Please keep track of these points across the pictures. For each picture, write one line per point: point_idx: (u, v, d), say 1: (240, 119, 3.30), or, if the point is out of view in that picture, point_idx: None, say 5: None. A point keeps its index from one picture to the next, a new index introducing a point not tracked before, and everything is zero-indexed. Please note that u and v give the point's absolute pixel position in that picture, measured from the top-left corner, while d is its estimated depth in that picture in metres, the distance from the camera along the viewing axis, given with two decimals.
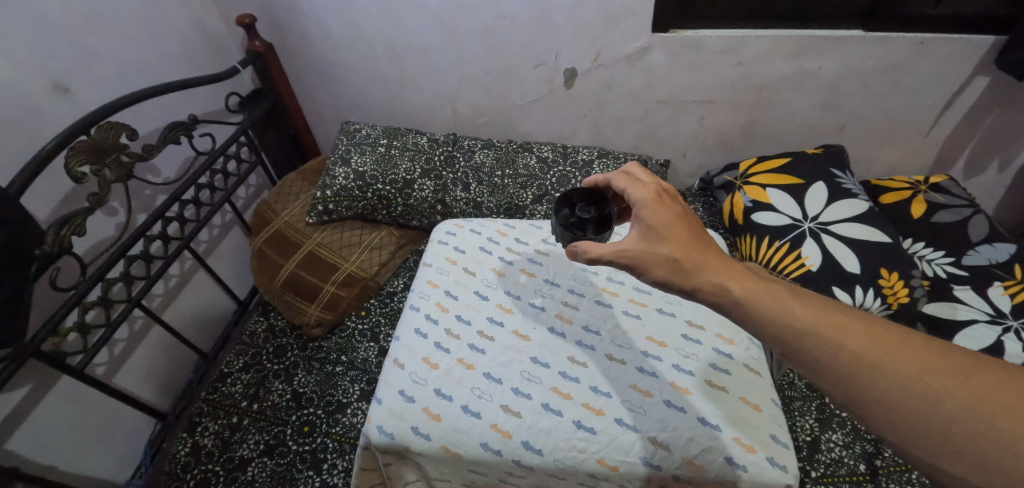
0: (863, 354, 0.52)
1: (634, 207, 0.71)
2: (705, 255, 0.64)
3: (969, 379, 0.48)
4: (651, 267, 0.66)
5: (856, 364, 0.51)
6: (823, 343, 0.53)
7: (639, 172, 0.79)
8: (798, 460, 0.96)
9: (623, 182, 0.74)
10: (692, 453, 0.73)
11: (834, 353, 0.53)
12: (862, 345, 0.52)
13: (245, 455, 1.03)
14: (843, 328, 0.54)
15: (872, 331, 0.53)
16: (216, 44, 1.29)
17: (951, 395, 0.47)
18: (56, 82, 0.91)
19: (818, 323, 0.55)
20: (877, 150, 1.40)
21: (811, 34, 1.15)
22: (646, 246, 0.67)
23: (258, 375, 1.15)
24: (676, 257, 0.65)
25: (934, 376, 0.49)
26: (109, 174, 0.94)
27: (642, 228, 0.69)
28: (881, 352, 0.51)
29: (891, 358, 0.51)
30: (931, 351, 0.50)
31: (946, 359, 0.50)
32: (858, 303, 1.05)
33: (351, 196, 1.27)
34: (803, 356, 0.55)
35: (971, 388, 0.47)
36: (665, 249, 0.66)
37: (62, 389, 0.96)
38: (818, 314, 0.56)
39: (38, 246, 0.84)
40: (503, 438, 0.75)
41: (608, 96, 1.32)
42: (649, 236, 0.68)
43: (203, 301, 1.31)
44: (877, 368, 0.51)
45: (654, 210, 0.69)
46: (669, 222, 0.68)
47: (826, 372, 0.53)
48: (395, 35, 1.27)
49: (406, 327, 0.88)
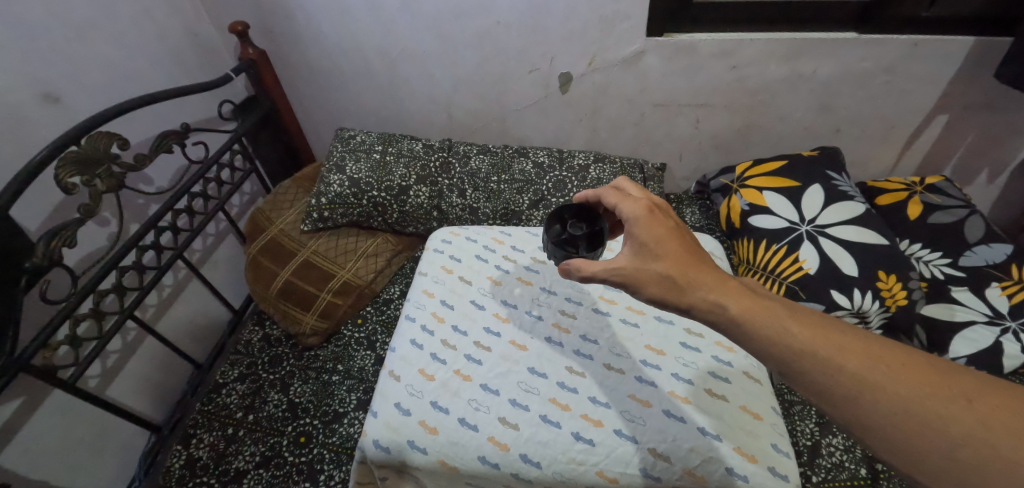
0: (864, 375, 0.51)
1: (625, 223, 0.71)
2: (698, 272, 0.64)
3: (971, 402, 0.47)
4: (645, 286, 0.66)
5: (856, 385, 0.51)
6: (821, 364, 0.53)
7: (631, 188, 0.78)
8: (798, 466, 0.96)
9: (614, 198, 0.73)
10: (693, 464, 0.73)
11: (833, 375, 0.52)
12: (861, 366, 0.51)
13: (241, 467, 1.02)
14: (841, 347, 0.53)
15: (871, 351, 0.52)
16: (208, 51, 1.28)
17: (956, 420, 0.47)
18: (46, 91, 0.90)
19: (815, 343, 0.54)
20: (873, 152, 1.40)
21: (806, 36, 1.15)
22: (639, 263, 0.67)
23: (253, 386, 1.13)
24: (669, 274, 0.64)
25: (936, 398, 0.48)
26: (100, 184, 0.93)
27: (634, 245, 0.68)
28: (882, 374, 0.51)
29: (891, 380, 0.50)
30: (931, 371, 0.50)
31: (948, 381, 0.49)
32: (856, 305, 1.04)
33: (346, 204, 1.26)
34: (803, 378, 0.54)
35: (974, 411, 0.47)
36: (658, 267, 0.65)
37: (54, 403, 0.94)
38: (816, 333, 0.55)
39: (27, 259, 0.82)
40: (501, 451, 0.74)
41: (603, 100, 1.32)
42: (642, 254, 0.67)
43: (197, 311, 1.30)
44: (879, 391, 0.50)
45: (647, 226, 0.68)
46: (662, 238, 0.67)
47: (825, 393, 0.52)
48: (390, 42, 1.26)
49: (402, 338, 0.87)
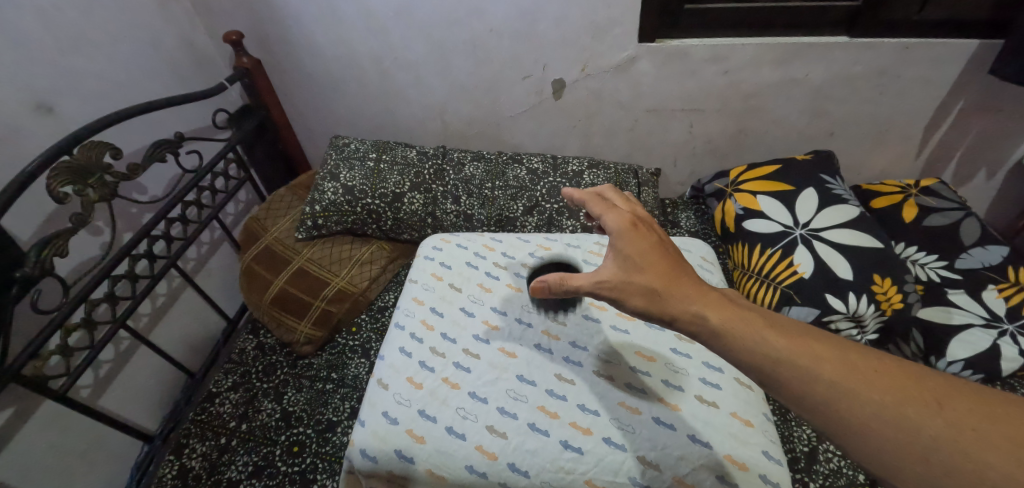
0: (839, 382, 0.51)
1: (609, 235, 0.71)
2: (682, 284, 0.64)
3: (943, 407, 0.47)
4: (631, 297, 0.65)
5: (831, 393, 0.50)
6: (798, 373, 0.52)
7: (615, 198, 0.79)
8: (796, 472, 0.95)
9: (599, 210, 0.74)
10: (683, 472, 0.72)
11: (809, 383, 0.52)
12: (837, 373, 0.51)
13: (234, 476, 1.00)
14: (817, 355, 0.53)
15: (845, 359, 0.52)
16: (202, 61, 1.28)
17: (929, 426, 0.46)
18: (39, 101, 0.90)
19: (792, 352, 0.54)
20: (866, 155, 1.41)
21: (797, 41, 1.15)
22: (624, 275, 0.67)
23: (247, 395, 1.13)
24: (654, 286, 0.65)
25: (909, 404, 0.48)
26: (92, 194, 0.92)
27: (619, 257, 0.69)
28: (856, 381, 0.50)
29: (866, 385, 0.50)
30: (905, 376, 0.50)
31: (921, 385, 0.49)
32: (852, 310, 1.03)
33: (341, 211, 1.26)
34: (783, 387, 0.53)
35: (946, 416, 0.46)
36: (644, 279, 0.66)
37: (45, 412, 0.94)
38: (792, 342, 0.55)
39: (17, 268, 0.82)
40: (488, 460, 0.73)
41: (597, 106, 1.32)
42: (627, 266, 0.68)
43: (190, 320, 1.29)
44: (854, 398, 0.49)
45: (630, 241, 0.69)
46: (646, 252, 0.68)
47: (803, 401, 0.52)
48: (383, 50, 1.27)
49: (391, 347, 0.87)
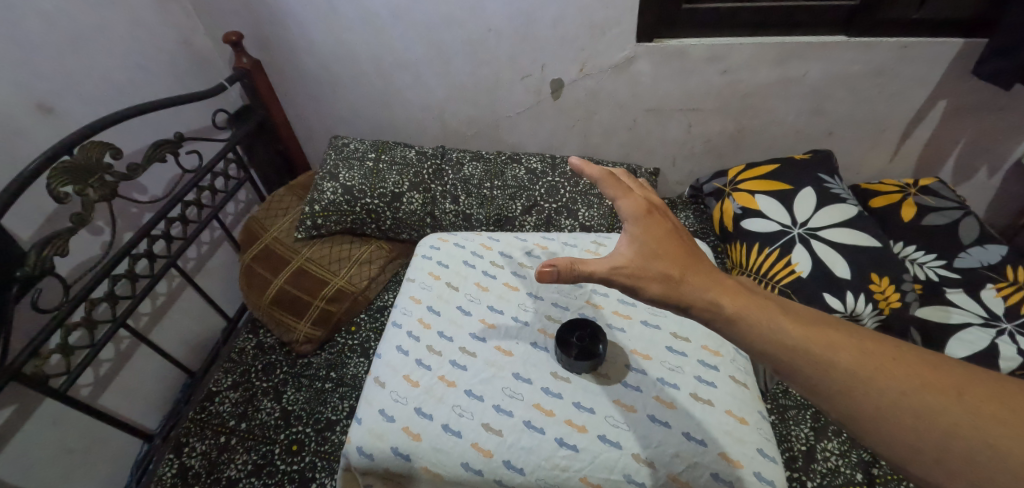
0: (855, 370, 0.51)
1: (625, 220, 0.70)
2: (696, 273, 0.64)
3: (961, 395, 0.47)
4: (648, 284, 0.64)
5: (847, 381, 0.50)
6: (815, 362, 0.52)
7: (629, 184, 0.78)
8: (794, 471, 0.95)
9: (615, 191, 0.71)
10: (678, 469, 0.73)
11: (825, 371, 0.52)
12: (854, 361, 0.51)
13: (233, 475, 1.01)
14: (833, 344, 0.53)
15: (861, 347, 0.52)
16: (202, 61, 1.29)
17: (948, 413, 0.47)
18: (40, 102, 0.91)
19: (809, 340, 0.54)
20: (865, 154, 1.41)
21: (795, 40, 1.15)
22: (640, 262, 0.65)
23: (246, 394, 1.13)
24: (671, 272, 0.64)
25: (927, 392, 0.48)
26: (93, 194, 0.92)
27: (635, 244, 0.67)
28: (873, 370, 0.50)
29: (883, 374, 0.50)
30: (922, 365, 0.50)
31: (938, 374, 0.49)
32: (849, 308, 1.04)
33: (340, 210, 1.26)
34: (797, 376, 0.53)
35: (964, 405, 0.47)
36: (660, 266, 0.65)
37: (47, 411, 0.94)
38: (807, 331, 0.55)
39: (18, 268, 0.82)
40: (484, 457, 0.73)
41: (596, 106, 1.33)
42: (643, 253, 0.66)
43: (190, 319, 1.30)
44: (870, 386, 0.50)
45: (646, 228, 0.69)
46: (662, 239, 0.68)
47: (819, 389, 0.52)
48: (382, 50, 1.27)
49: (388, 345, 0.87)
